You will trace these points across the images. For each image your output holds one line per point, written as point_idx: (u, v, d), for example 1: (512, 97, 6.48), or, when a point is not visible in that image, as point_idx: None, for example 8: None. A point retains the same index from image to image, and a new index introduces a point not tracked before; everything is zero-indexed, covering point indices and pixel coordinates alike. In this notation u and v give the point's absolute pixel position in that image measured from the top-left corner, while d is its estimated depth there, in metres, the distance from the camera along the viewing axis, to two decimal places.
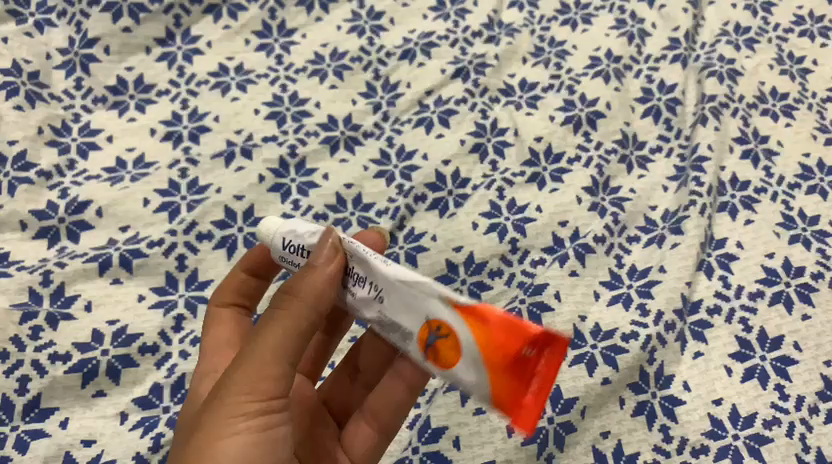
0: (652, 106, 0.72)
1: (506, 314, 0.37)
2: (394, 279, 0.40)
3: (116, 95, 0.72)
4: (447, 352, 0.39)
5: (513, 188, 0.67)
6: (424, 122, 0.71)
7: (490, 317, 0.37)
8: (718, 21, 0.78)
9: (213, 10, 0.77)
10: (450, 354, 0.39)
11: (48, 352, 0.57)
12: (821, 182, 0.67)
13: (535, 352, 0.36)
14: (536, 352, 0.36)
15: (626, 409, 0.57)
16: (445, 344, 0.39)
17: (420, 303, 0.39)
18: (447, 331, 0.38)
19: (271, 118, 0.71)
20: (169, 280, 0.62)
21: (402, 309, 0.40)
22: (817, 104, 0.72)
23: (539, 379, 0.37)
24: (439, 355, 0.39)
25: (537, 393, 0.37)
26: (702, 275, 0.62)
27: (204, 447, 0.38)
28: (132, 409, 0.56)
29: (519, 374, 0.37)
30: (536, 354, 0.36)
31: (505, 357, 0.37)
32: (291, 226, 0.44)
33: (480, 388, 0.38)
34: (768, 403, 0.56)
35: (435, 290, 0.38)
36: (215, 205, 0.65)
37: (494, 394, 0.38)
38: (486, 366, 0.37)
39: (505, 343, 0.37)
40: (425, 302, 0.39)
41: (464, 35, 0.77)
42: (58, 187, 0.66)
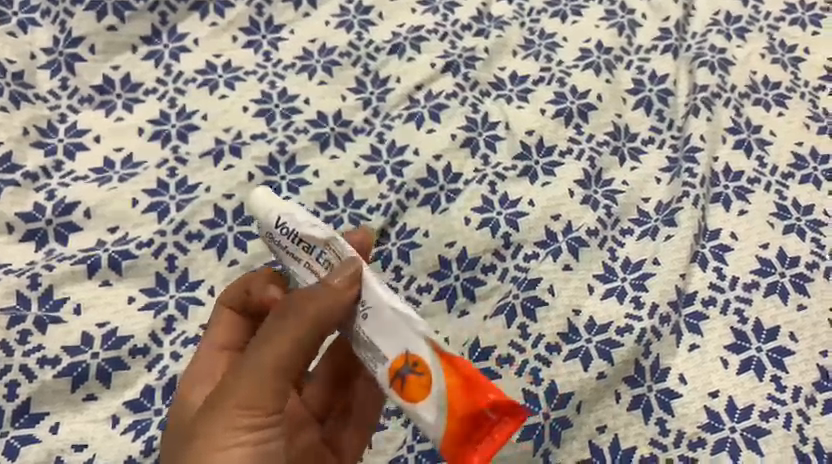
0: (644, 98, 0.72)
1: (478, 374, 0.40)
2: (386, 307, 0.41)
3: (103, 94, 0.71)
4: (413, 388, 0.41)
5: (506, 183, 0.66)
6: (415, 117, 0.70)
7: (467, 374, 0.40)
8: (709, 11, 0.77)
9: (199, 7, 0.76)
10: (416, 390, 0.41)
11: (37, 356, 0.57)
12: (814, 171, 0.67)
13: (497, 417, 0.40)
14: (497, 417, 0.40)
15: (622, 403, 0.56)
16: (414, 380, 0.40)
17: (403, 337, 0.41)
18: (421, 369, 0.40)
19: (260, 116, 0.70)
20: (160, 280, 0.61)
21: (383, 334, 0.41)
22: (809, 93, 0.72)
23: (493, 437, 0.40)
24: (405, 388, 0.41)
25: (485, 453, 0.40)
26: (697, 267, 0.62)
27: (205, 455, 0.42)
28: (123, 413, 0.56)
29: (475, 431, 0.40)
30: (497, 417, 0.40)
31: (469, 411, 0.40)
32: (288, 208, 0.44)
33: (435, 429, 0.40)
34: (765, 395, 0.56)
35: (420, 331, 0.40)
36: (204, 205, 0.64)
37: (444, 439, 0.40)
38: (449, 414, 0.40)
39: (475, 398, 0.39)
40: (408, 339, 0.40)
41: (453, 29, 0.76)
42: (45, 188, 0.65)
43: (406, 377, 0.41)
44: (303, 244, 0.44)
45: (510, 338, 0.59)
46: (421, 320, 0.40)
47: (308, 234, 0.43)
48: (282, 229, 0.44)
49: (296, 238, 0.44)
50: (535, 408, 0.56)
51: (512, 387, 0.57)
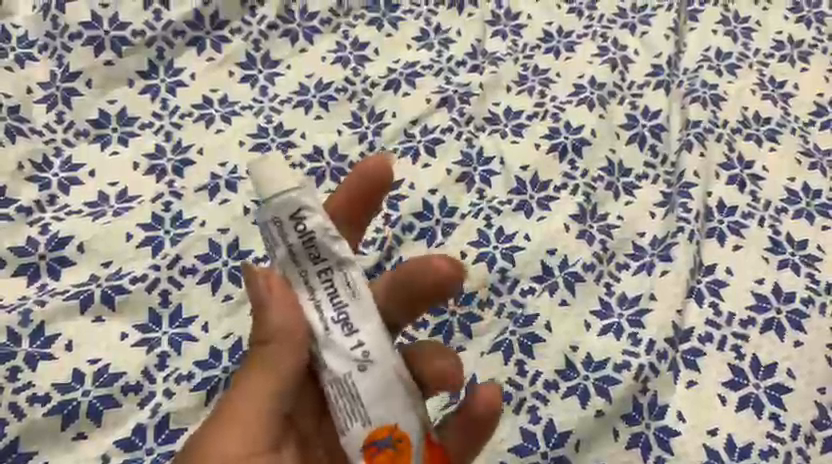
0: (637, 133, 0.72)
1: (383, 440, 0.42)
2: (338, 327, 0.42)
3: (99, 128, 0.71)
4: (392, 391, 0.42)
5: (501, 217, 0.66)
6: (410, 151, 0.70)
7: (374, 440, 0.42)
8: (699, 48, 0.79)
9: (197, 42, 0.77)
10: (386, 393, 0.42)
11: (26, 394, 0.56)
12: (807, 206, 0.67)
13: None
14: (382, 448, 0.42)
15: (620, 441, 0.56)
16: (392, 395, 0.42)
17: (341, 355, 0.42)
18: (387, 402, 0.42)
19: (256, 151, 0.70)
20: (153, 316, 0.60)
21: (378, 394, 0.42)
22: (800, 128, 0.73)
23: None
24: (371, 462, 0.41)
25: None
26: (693, 302, 0.62)
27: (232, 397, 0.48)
28: (114, 452, 0.55)
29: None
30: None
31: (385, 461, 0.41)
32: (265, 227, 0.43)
33: (351, 442, 0.42)
34: (763, 433, 0.56)
35: (349, 359, 0.42)
36: (199, 239, 0.64)
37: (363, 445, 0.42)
38: (374, 430, 0.42)
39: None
40: (340, 359, 0.42)
41: (449, 65, 0.77)
42: (39, 222, 0.64)
43: (376, 450, 0.41)
44: (315, 252, 0.43)
45: (507, 375, 0.58)
46: (338, 340, 0.42)
47: (329, 249, 0.43)
48: (300, 224, 0.42)
49: (314, 244, 0.43)
50: (533, 446, 0.56)
51: (509, 424, 0.57)
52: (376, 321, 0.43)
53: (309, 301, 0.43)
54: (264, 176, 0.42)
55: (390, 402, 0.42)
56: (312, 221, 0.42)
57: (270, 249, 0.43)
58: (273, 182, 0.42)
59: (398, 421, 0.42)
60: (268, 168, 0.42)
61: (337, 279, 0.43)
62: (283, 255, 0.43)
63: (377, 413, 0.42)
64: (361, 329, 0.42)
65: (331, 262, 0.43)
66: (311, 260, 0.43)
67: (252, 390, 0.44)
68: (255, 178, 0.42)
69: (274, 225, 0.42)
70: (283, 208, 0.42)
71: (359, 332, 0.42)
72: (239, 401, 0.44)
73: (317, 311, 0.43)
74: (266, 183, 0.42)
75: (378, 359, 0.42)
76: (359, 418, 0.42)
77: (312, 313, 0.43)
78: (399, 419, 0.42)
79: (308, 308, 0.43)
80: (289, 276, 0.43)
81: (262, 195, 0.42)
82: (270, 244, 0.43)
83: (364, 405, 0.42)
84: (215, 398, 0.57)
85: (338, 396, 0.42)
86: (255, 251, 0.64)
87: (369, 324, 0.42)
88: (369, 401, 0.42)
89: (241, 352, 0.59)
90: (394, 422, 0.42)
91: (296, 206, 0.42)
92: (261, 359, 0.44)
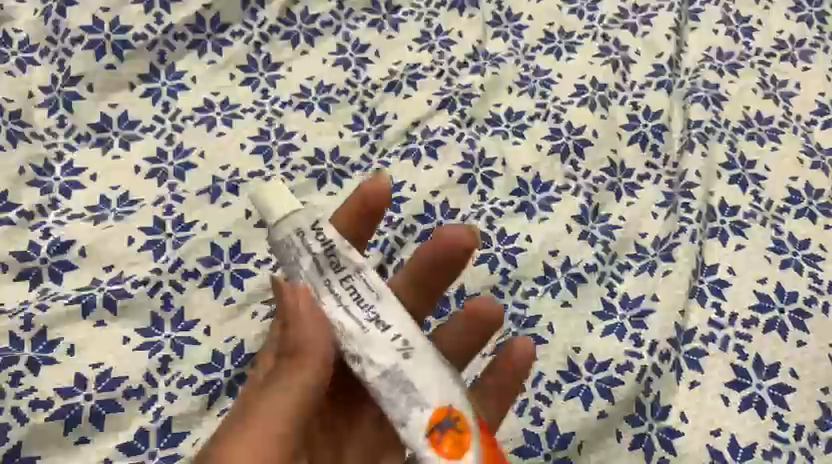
0: (639, 133, 0.72)
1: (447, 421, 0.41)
2: (374, 324, 0.42)
3: (100, 132, 0.71)
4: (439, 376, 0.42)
5: (503, 218, 0.66)
6: (412, 153, 0.70)
7: (438, 420, 0.41)
8: (701, 48, 0.79)
9: (198, 45, 0.77)
10: (436, 377, 0.42)
11: (29, 399, 0.56)
12: (809, 205, 0.67)
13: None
14: (448, 427, 0.41)
15: (623, 442, 0.56)
16: (440, 379, 0.42)
17: (383, 349, 0.42)
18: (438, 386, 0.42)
19: (258, 153, 0.70)
20: (155, 320, 0.61)
21: (428, 377, 0.42)
22: (801, 127, 0.73)
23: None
24: (439, 446, 0.40)
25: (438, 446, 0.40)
26: (695, 303, 0.62)
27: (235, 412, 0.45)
28: (116, 456, 0.55)
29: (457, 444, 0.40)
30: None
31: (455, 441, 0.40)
32: (283, 244, 0.44)
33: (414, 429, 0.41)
34: (767, 433, 0.56)
35: (392, 351, 0.42)
36: (201, 242, 0.64)
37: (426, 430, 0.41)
38: (434, 412, 0.41)
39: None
40: (384, 352, 0.42)
41: (450, 66, 0.77)
42: (40, 227, 0.64)
43: (441, 433, 0.40)
44: (335, 260, 0.44)
45: None
46: (376, 334, 0.42)
47: (347, 258, 0.44)
48: (317, 233, 0.44)
49: (333, 253, 0.44)
50: (536, 448, 0.56)
51: (512, 426, 0.57)
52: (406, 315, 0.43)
53: (337, 306, 0.43)
54: (279, 194, 0.44)
55: (441, 383, 0.42)
56: (329, 232, 0.44)
57: (290, 265, 0.44)
58: (287, 200, 0.44)
59: (453, 401, 0.41)
60: (277, 189, 0.45)
61: (360, 283, 0.44)
62: (304, 266, 0.44)
63: (432, 394, 0.41)
64: (394, 322, 0.43)
65: (351, 268, 0.44)
66: (331, 270, 0.44)
67: (281, 398, 0.43)
68: (266, 199, 0.44)
69: (294, 238, 0.44)
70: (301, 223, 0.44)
71: (393, 325, 0.43)
72: (265, 410, 0.43)
73: (348, 313, 0.43)
74: (281, 202, 0.44)
75: (418, 346, 0.42)
76: (415, 403, 0.41)
77: (343, 315, 0.43)
78: (454, 398, 0.41)
79: (338, 312, 0.43)
80: (313, 286, 0.43)
81: (278, 213, 0.44)
82: (288, 259, 0.44)
83: (418, 390, 0.41)
84: (219, 404, 0.58)
85: (389, 387, 0.42)
86: (257, 254, 0.64)
87: (401, 317, 0.43)
88: (421, 388, 0.41)
89: (243, 355, 0.59)
90: (450, 401, 0.41)
91: (312, 219, 0.44)
92: (291, 368, 0.43)
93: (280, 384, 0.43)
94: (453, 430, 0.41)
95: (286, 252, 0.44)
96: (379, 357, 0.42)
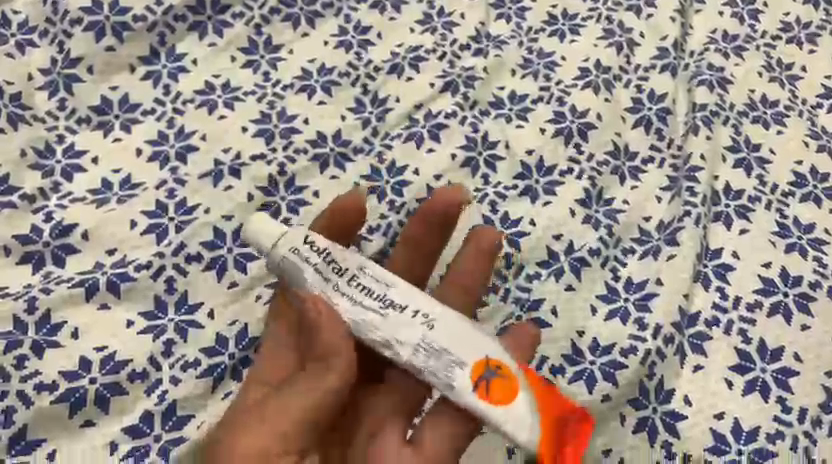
0: (643, 116, 0.72)
1: (489, 373, 0.46)
2: (394, 307, 0.48)
3: (101, 114, 0.70)
4: (466, 335, 0.47)
5: (506, 202, 0.66)
6: (415, 136, 0.70)
7: (481, 374, 0.46)
8: (706, 30, 0.78)
9: (198, 27, 0.76)
10: (463, 337, 0.47)
11: (34, 382, 0.56)
12: (814, 189, 0.67)
13: (574, 419, 0.46)
14: (492, 378, 0.46)
15: (627, 426, 0.56)
16: (468, 338, 0.47)
17: (410, 328, 0.47)
18: (469, 345, 0.47)
19: (259, 136, 0.70)
20: (158, 303, 0.60)
21: (455, 338, 0.47)
22: (807, 111, 0.72)
23: (577, 448, 0.45)
24: (487, 393, 0.45)
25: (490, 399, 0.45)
26: (700, 287, 0.62)
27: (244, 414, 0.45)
28: (122, 439, 0.55)
29: (504, 391, 0.45)
30: (577, 422, 0.46)
31: (501, 389, 0.45)
32: (285, 266, 0.51)
33: (463, 388, 0.45)
34: (770, 416, 0.56)
35: (417, 328, 0.47)
36: (204, 226, 0.64)
37: (476, 388, 0.45)
38: (473, 369, 0.46)
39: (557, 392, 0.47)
40: (410, 330, 0.47)
41: (452, 49, 0.76)
42: (42, 210, 0.64)
43: (486, 382, 0.45)
44: (336, 266, 0.50)
45: None
46: (397, 315, 0.48)
47: (344, 260, 0.50)
48: (310, 244, 0.51)
49: (332, 260, 0.50)
50: None
51: None
52: (416, 291, 0.49)
53: (350, 303, 0.49)
54: (270, 224, 0.52)
55: (470, 340, 0.47)
56: (322, 241, 0.51)
57: (297, 280, 0.50)
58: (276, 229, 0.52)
59: (485, 352, 0.47)
60: (262, 223, 0.52)
61: (364, 279, 0.49)
62: (310, 277, 0.50)
63: (465, 352, 0.46)
64: (409, 302, 0.48)
65: (352, 267, 0.50)
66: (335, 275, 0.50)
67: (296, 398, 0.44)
68: (261, 235, 0.52)
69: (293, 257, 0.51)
70: (295, 239, 0.51)
71: (408, 304, 0.48)
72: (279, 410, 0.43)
73: (364, 304, 0.48)
74: (272, 228, 0.51)
75: (437, 315, 0.48)
76: (454, 365, 0.46)
77: (358, 310, 0.48)
78: (485, 349, 0.47)
79: (352, 308, 0.48)
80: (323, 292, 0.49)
81: (273, 239, 0.51)
82: (295, 277, 0.50)
83: (452, 352, 0.47)
84: (223, 387, 0.58)
85: (425, 358, 0.47)
86: None
87: (413, 296, 0.49)
88: (452, 350, 0.46)
89: (247, 339, 0.59)
90: (484, 352, 0.47)
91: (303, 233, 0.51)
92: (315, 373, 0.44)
93: (298, 386, 0.44)
94: (496, 380, 0.46)
95: (290, 274, 0.51)
96: (407, 336, 0.47)
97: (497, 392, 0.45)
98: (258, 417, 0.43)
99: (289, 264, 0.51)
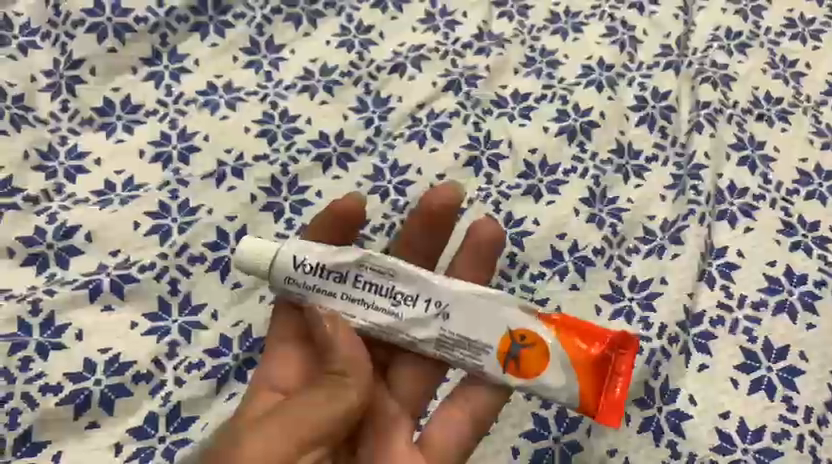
0: (647, 115, 0.71)
1: (516, 349, 0.49)
2: (407, 304, 0.50)
3: (104, 116, 0.70)
4: (482, 314, 0.50)
5: (510, 201, 0.66)
6: (417, 136, 0.70)
7: (508, 353, 0.49)
8: (709, 27, 0.77)
9: (200, 28, 0.76)
10: (480, 318, 0.49)
11: (39, 384, 0.56)
12: (819, 187, 0.67)
13: (615, 354, 0.50)
14: (521, 353, 0.49)
15: (633, 425, 0.56)
16: (484, 316, 0.49)
17: (427, 323, 0.50)
18: (488, 324, 0.49)
19: (262, 137, 0.70)
20: (162, 305, 0.60)
21: (472, 324, 0.50)
22: (812, 107, 0.72)
23: (623, 380, 0.49)
24: (520, 368, 0.49)
25: (530, 373, 0.49)
26: (704, 285, 0.61)
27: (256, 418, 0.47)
28: (127, 441, 0.55)
29: (536, 362, 0.49)
30: (618, 357, 0.49)
31: (533, 362, 0.49)
32: (287, 290, 0.51)
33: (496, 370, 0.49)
34: (776, 416, 0.56)
35: (435, 320, 0.50)
36: (207, 227, 0.64)
37: (509, 368, 0.49)
38: (499, 350, 0.49)
39: (587, 327, 0.49)
40: (429, 324, 0.50)
41: (454, 47, 0.76)
42: (46, 212, 0.64)
43: (516, 357, 0.49)
44: (335, 273, 0.51)
45: None
46: (411, 311, 0.50)
47: (341, 264, 0.51)
48: (302, 267, 0.50)
49: (329, 269, 0.51)
50: (544, 431, 0.56)
51: (520, 408, 0.57)
52: (422, 277, 0.50)
53: (364, 308, 0.50)
54: (259, 250, 0.51)
55: (485, 320, 0.49)
56: (312, 254, 0.51)
57: (304, 297, 0.51)
58: (264, 255, 0.51)
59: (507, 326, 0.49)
60: (247, 252, 0.51)
61: (368, 277, 0.51)
62: (316, 292, 0.51)
63: (485, 337, 0.49)
64: (420, 294, 0.50)
65: (351, 269, 0.51)
66: (340, 282, 0.51)
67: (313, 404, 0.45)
68: (252, 264, 0.51)
69: (290, 283, 0.51)
70: (285, 266, 0.51)
71: (419, 297, 0.50)
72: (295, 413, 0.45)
73: (378, 306, 0.50)
74: (260, 255, 0.51)
75: (449, 301, 0.50)
76: (479, 351, 0.49)
77: (373, 313, 0.50)
78: (504, 323, 0.49)
79: (368, 312, 0.50)
80: (333, 303, 0.51)
81: (267, 267, 0.51)
82: (301, 294, 0.51)
83: (472, 339, 0.50)
84: (227, 388, 0.58)
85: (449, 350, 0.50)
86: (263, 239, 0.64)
87: (421, 287, 0.50)
88: (472, 332, 0.49)
89: (252, 338, 0.59)
90: (506, 327, 0.49)
91: (295, 252, 0.51)
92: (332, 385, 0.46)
93: (307, 395, 0.46)
94: (526, 352, 0.49)
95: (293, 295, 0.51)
96: (429, 329, 0.50)
97: (533, 366, 0.49)
98: (264, 423, 0.44)
99: (292, 288, 0.51)
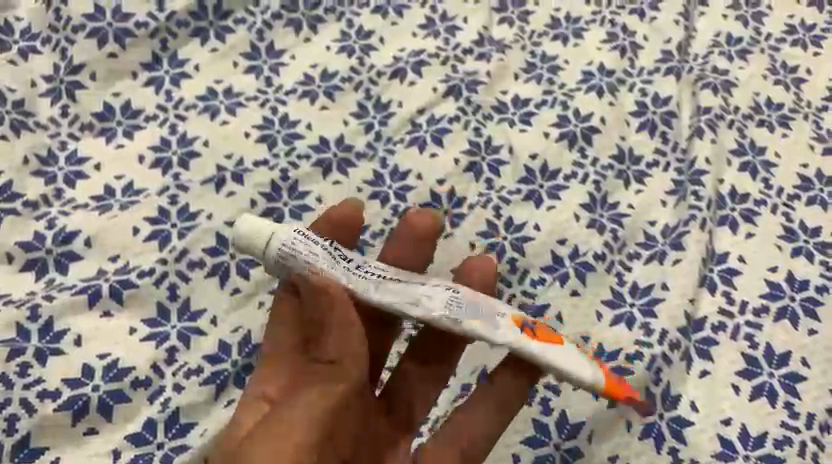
0: (648, 120, 0.71)
1: (530, 320, 0.48)
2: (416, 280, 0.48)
3: (104, 121, 0.70)
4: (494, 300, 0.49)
5: (511, 207, 0.66)
6: (418, 141, 0.70)
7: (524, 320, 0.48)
8: (710, 33, 0.77)
9: (200, 33, 0.76)
10: (493, 301, 0.48)
11: (37, 389, 0.56)
12: (821, 192, 0.66)
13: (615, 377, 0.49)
14: (534, 327, 0.47)
15: (634, 432, 0.56)
16: (495, 300, 0.49)
17: (440, 290, 0.48)
18: (501, 305, 0.48)
19: (262, 142, 0.69)
20: (161, 310, 0.60)
21: (483, 299, 0.48)
22: (813, 113, 0.72)
23: (623, 387, 0.48)
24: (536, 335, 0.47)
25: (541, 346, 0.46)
26: (705, 291, 0.61)
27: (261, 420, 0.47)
28: (125, 447, 0.55)
29: (547, 338, 0.47)
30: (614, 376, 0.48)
31: (546, 336, 0.47)
32: (281, 265, 0.47)
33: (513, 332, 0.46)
34: (778, 422, 0.56)
35: (445, 292, 0.47)
36: (206, 232, 0.64)
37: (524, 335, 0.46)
38: (514, 317, 0.48)
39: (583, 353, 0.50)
40: (441, 292, 0.47)
41: (455, 52, 0.76)
42: (45, 217, 0.64)
43: (532, 327, 0.47)
44: (341, 254, 0.48)
45: None
46: (418, 285, 0.48)
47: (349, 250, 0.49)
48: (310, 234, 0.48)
49: (336, 248, 0.49)
50: (544, 438, 0.56)
51: (521, 416, 0.56)
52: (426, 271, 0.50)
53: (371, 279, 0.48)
54: (259, 224, 0.48)
55: (494, 301, 0.48)
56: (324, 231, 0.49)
57: (299, 272, 0.47)
58: (265, 229, 0.47)
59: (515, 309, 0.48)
60: (247, 226, 0.48)
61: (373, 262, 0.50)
62: (313, 269, 0.47)
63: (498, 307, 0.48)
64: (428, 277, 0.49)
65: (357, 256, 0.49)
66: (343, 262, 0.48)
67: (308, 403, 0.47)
68: (248, 238, 0.48)
69: (289, 253, 0.47)
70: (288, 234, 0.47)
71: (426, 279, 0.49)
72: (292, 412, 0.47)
73: (385, 280, 0.48)
74: (260, 227, 0.47)
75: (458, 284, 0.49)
76: (494, 315, 0.47)
77: (381, 281, 0.48)
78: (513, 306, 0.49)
79: (376, 281, 0.48)
80: (334, 273, 0.47)
81: (265, 240, 0.47)
82: (296, 269, 0.47)
83: (485, 310, 0.47)
84: (226, 394, 0.57)
85: (462, 314, 0.47)
86: None
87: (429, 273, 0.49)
88: (478, 311, 0.47)
89: (251, 345, 0.59)
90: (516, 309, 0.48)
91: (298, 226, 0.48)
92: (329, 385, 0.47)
93: (306, 396, 0.47)
94: (538, 331, 0.47)
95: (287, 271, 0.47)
96: (439, 295, 0.47)
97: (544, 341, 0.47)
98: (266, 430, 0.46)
99: (285, 262, 0.47)
